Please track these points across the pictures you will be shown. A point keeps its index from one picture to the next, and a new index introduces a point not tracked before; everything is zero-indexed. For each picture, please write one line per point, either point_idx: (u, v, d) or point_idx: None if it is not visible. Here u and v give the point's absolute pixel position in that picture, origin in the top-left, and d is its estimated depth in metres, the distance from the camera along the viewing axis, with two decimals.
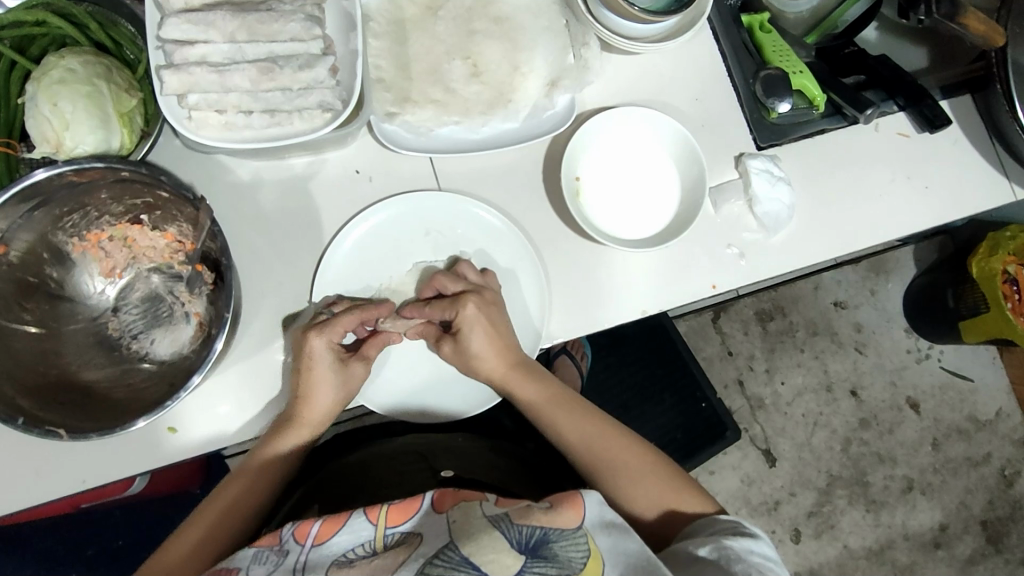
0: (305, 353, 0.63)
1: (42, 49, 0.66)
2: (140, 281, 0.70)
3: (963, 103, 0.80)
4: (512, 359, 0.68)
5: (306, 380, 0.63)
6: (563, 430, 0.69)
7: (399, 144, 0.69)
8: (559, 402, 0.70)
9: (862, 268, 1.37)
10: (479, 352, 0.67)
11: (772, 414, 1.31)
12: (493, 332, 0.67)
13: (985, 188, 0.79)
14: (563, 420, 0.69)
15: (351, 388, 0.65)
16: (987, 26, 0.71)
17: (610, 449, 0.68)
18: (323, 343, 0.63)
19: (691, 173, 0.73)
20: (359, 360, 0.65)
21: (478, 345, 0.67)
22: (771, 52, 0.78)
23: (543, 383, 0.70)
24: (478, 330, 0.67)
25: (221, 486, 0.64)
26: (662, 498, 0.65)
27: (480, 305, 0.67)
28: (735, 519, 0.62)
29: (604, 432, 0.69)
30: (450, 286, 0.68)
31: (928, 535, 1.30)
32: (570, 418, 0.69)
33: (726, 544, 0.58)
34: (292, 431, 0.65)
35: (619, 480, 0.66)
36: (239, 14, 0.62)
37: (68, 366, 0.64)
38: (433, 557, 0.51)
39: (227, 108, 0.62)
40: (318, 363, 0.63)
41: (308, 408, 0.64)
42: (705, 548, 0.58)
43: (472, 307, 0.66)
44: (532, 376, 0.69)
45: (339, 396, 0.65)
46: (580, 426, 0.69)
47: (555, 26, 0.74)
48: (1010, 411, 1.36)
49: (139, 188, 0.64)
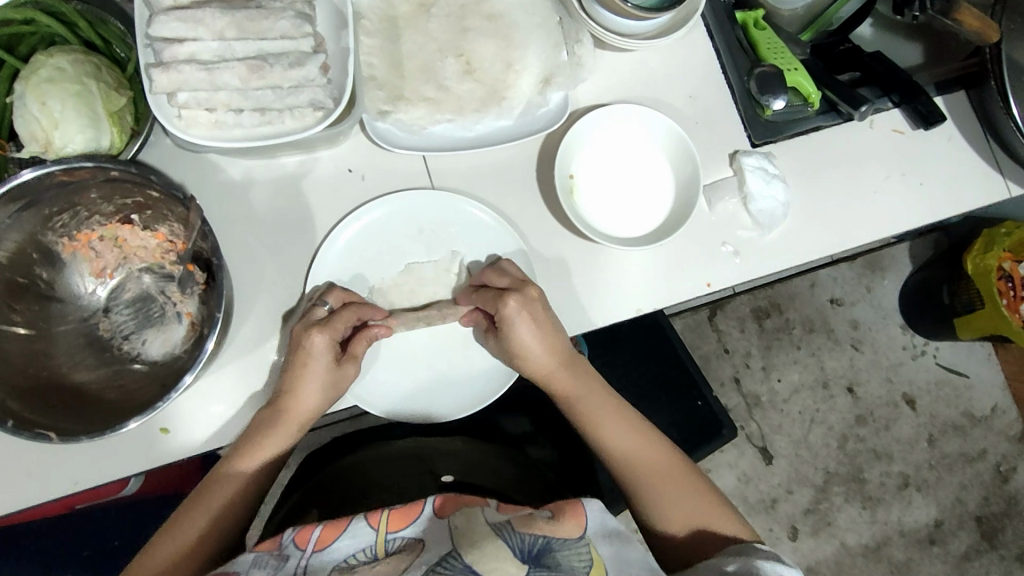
0: (302, 348, 0.62)
1: (31, 47, 0.65)
2: (131, 282, 0.69)
3: (957, 99, 0.79)
4: (561, 359, 0.68)
5: (297, 376, 0.62)
6: (606, 436, 0.67)
7: (392, 143, 0.69)
8: (603, 407, 0.68)
9: (858, 265, 1.36)
10: (527, 349, 0.66)
11: (768, 412, 1.31)
12: (538, 333, 0.66)
13: (980, 184, 0.78)
14: (607, 426, 0.67)
15: (340, 389, 0.64)
16: (982, 21, 0.70)
17: (651, 461, 0.66)
18: (324, 340, 0.62)
19: (685, 171, 0.73)
20: (351, 359, 0.64)
21: (523, 343, 0.65)
22: (766, 49, 0.77)
23: (587, 379, 0.69)
24: (516, 334, 0.65)
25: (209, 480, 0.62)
26: (697, 516, 0.64)
27: (523, 304, 0.65)
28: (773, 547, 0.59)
29: (645, 442, 0.67)
30: (498, 283, 0.67)
31: (923, 532, 1.31)
32: (612, 424, 0.67)
33: (757, 562, 0.56)
34: (277, 428, 0.63)
35: (659, 495, 0.64)
36: (229, 12, 0.61)
37: (58, 368, 0.63)
38: (435, 564, 0.50)
39: (217, 106, 0.61)
40: (312, 361, 0.62)
41: (295, 402, 0.63)
42: (733, 564, 0.57)
43: (513, 307, 0.64)
44: (579, 377, 0.69)
45: (326, 397, 0.64)
46: (623, 435, 0.67)
47: (548, 23, 0.74)
48: (1005, 407, 1.36)
49: (129, 187, 0.63)
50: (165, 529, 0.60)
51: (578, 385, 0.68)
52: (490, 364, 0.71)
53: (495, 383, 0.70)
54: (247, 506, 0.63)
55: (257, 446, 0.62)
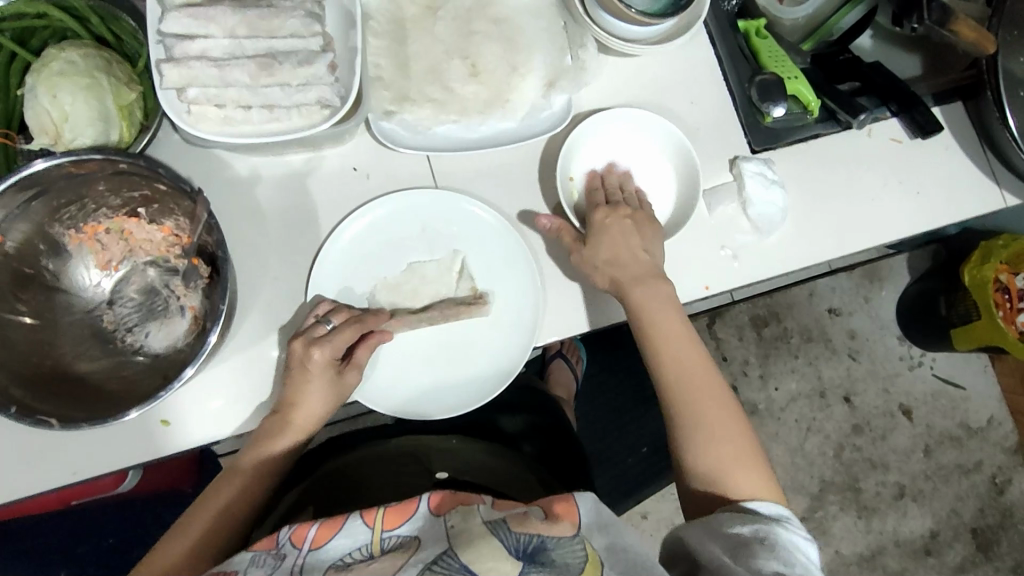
0: (305, 363, 0.63)
1: (43, 41, 0.66)
2: (136, 275, 0.70)
3: (953, 110, 0.81)
4: (654, 283, 0.67)
5: (299, 388, 0.63)
6: (682, 372, 0.64)
7: (397, 143, 0.70)
8: (687, 350, 0.66)
9: (856, 275, 1.37)
10: (615, 253, 0.67)
11: (765, 420, 1.31)
12: (633, 237, 0.68)
13: (976, 194, 0.79)
14: (687, 366, 0.65)
15: (343, 397, 0.66)
16: (977, 32, 0.71)
17: (714, 406, 0.63)
18: (324, 357, 0.63)
19: (683, 177, 0.74)
20: (353, 367, 0.65)
21: (613, 245, 0.68)
22: (767, 57, 0.78)
23: (675, 312, 0.67)
24: (607, 236, 0.68)
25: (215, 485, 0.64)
26: (723, 468, 0.60)
27: (613, 220, 0.69)
28: (789, 513, 0.58)
29: (709, 387, 0.64)
30: (614, 194, 0.72)
31: (919, 542, 1.31)
32: (689, 359, 0.65)
33: (772, 529, 0.55)
34: (280, 438, 0.64)
35: (705, 438, 0.61)
36: (240, 10, 0.62)
37: (62, 357, 0.64)
38: (431, 563, 0.51)
39: (227, 102, 0.62)
40: (313, 372, 0.63)
41: (299, 411, 0.64)
42: (747, 525, 0.55)
43: (620, 214, 0.69)
44: (668, 308, 0.67)
45: (330, 406, 0.65)
46: (697, 377, 0.64)
47: (553, 28, 0.75)
48: (1001, 419, 1.37)
49: (137, 180, 0.64)
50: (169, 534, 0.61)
51: (669, 317, 0.66)
52: (490, 365, 0.70)
53: (492, 382, 0.70)
54: (250, 513, 0.64)
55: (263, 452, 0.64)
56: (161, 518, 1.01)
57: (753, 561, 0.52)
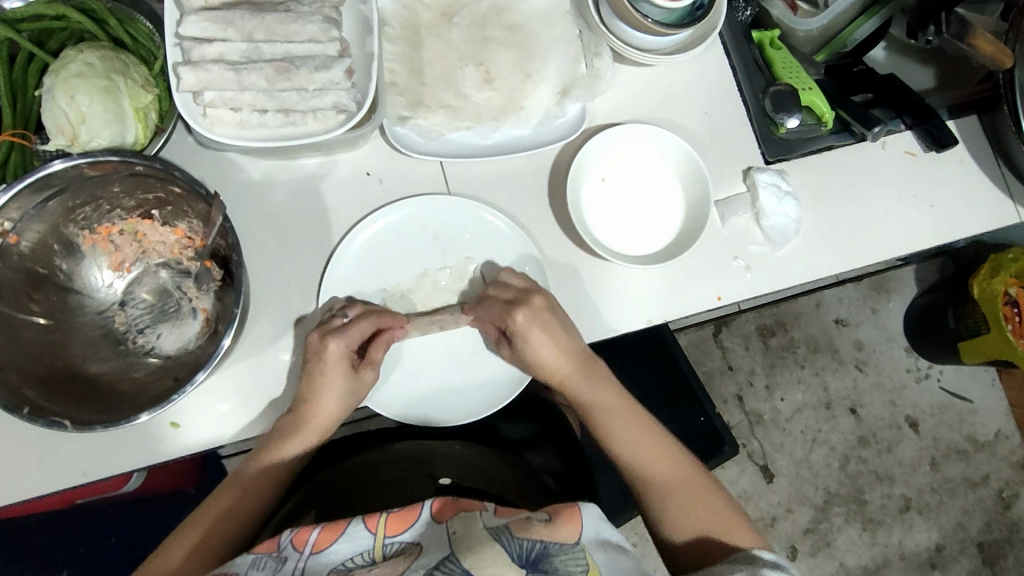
0: (319, 356, 0.63)
1: (61, 42, 0.66)
2: (148, 276, 0.70)
3: (969, 123, 0.81)
4: (586, 361, 0.68)
5: (317, 389, 0.63)
6: (651, 468, 0.65)
7: (411, 147, 0.70)
8: (648, 447, 0.66)
9: (864, 286, 1.37)
10: (544, 355, 0.66)
11: (771, 430, 1.31)
12: (556, 328, 0.66)
13: (990, 208, 0.79)
14: (646, 460, 0.65)
15: (358, 396, 0.66)
16: (995, 48, 0.71)
17: (675, 481, 0.64)
18: (340, 348, 0.63)
19: (695, 191, 0.73)
20: (369, 366, 0.65)
21: (540, 348, 0.66)
22: (781, 68, 0.78)
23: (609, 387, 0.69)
24: (531, 341, 0.65)
25: (228, 484, 0.64)
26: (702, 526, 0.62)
27: (530, 316, 0.65)
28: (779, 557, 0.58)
29: (671, 469, 0.65)
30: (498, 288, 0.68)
31: (924, 556, 1.30)
32: (649, 449, 0.66)
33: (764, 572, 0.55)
34: (295, 436, 0.64)
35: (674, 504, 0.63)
36: (258, 15, 0.63)
37: (74, 358, 0.64)
38: (433, 568, 0.50)
39: (242, 106, 0.63)
40: (330, 369, 0.63)
41: (315, 411, 0.64)
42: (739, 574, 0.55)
43: (535, 308, 0.65)
44: (606, 384, 0.69)
45: (345, 407, 0.65)
46: (643, 446, 0.66)
47: (567, 36, 0.75)
48: (1009, 432, 1.36)
49: (152, 182, 0.64)
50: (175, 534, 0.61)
51: (606, 391, 0.68)
52: (503, 370, 0.71)
53: (510, 386, 0.71)
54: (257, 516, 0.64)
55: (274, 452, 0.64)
56: (165, 521, 0.98)
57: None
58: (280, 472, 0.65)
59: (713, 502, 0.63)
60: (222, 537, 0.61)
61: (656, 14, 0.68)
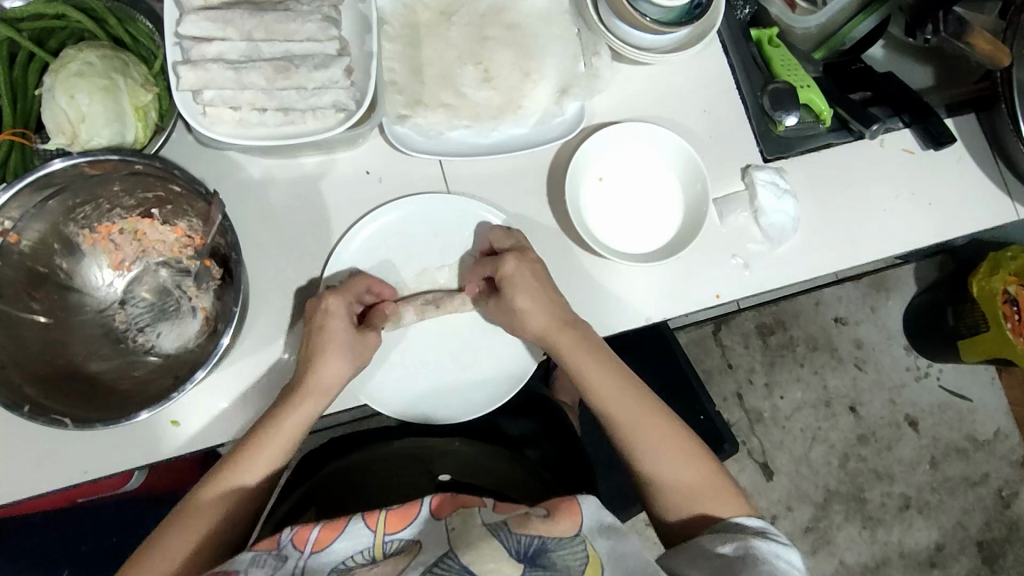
0: (319, 312, 0.63)
1: (61, 41, 0.67)
2: (148, 275, 0.70)
3: (967, 122, 0.81)
4: (573, 323, 0.67)
5: (318, 351, 0.62)
6: (637, 429, 0.65)
7: (410, 146, 0.70)
8: (633, 409, 0.65)
9: (864, 285, 1.37)
10: (529, 311, 0.66)
11: (770, 428, 1.31)
12: (547, 281, 0.67)
13: (988, 207, 0.79)
14: (635, 420, 0.65)
15: (363, 357, 0.65)
16: (993, 45, 0.71)
17: (667, 449, 0.64)
18: (340, 302, 0.64)
19: (693, 190, 0.74)
20: (371, 329, 0.66)
21: (526, 304, 0.65)
22: (779, 65, 0.78)
23: (597, 350, 0.67)
24: (522, 286, 0.65)
25: (222, 471, 0.60)
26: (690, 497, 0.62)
27: (520, 263, 0.66)
28: (767, 522, 0.61)
29: (664, 437, 0.64)
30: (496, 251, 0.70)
31: (923, 554, 1.30)
32: (641, 416, 0.65)
33: (752, 543, 0.57)
34: (297, 402, 0.62)
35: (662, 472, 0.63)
36: (257, 14, 0.63)
37: (74, 356, 0.64)
38: (433, 565, 0.50)
39: (241, 105, 0.63)
40: (331, 320, 0.63)
41: (316, 374, 0.62)
42: (729, 544, 0.57)
43: (530, 258, 0.67)
44: (595, 346, 0.67)
45: (350, 368, 0.64)
46: (636, 414, 0.65)
47: (566, 35, 0.75)
48: (1009, 431, 1.36)
49: (152, 181, 0.64)
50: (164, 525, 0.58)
51: (596, 354, 0.66)
52: (502, 368, 0.72)
53: (508, 384, 0.71)
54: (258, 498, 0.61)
55: (274, 428, 0.61)
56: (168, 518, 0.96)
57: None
58: (282, 444, 0.61)
59: (704, 472, 0.63)
60: (220, 530, 0.58)
61: (653, 14, 0.69)
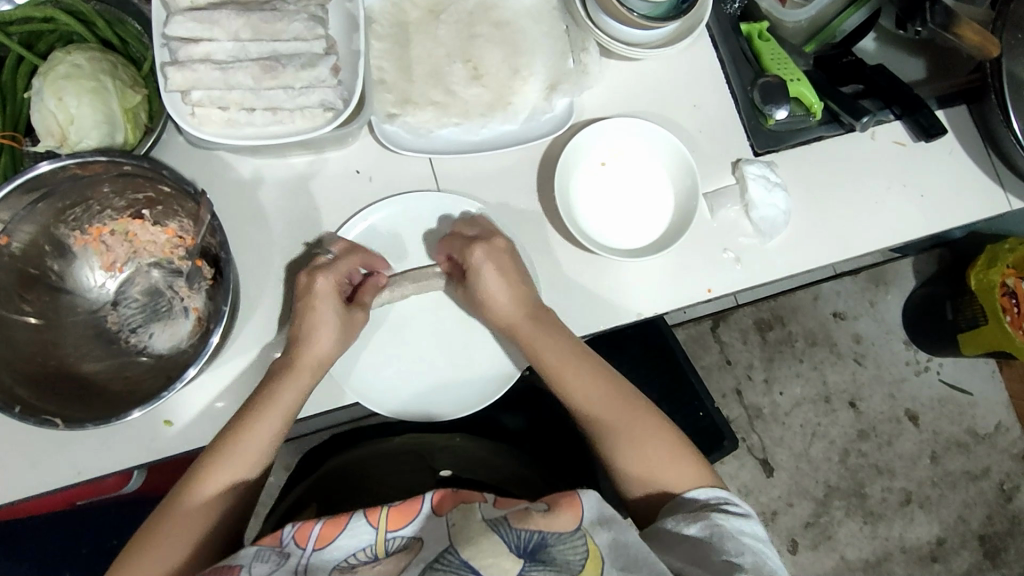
0: (309, 292, 0.64)
1: (50, 45, 0.67)
2: (140, 276, 0.70)
3: (958, 114, 0.80)
4: (537, 310, 0.67)
5: (308, 331, 0.63)
6: (609, 409, 0.65)
7: (400, 145, 0.70)
8: (616, 406, 0.65)
9: (863, 279, 1.37)
10: (494, 298, 0.66)
11: (770, 424, 1.31)
12: (510, 266, 0.67)
13: (980, 198, 0.79)
14: (602, 406, 0.65)
15: (352, 335, 0.66)
16: (982, 36, 0.71)
17: (633, 430, 0.64)
18: (328, 283, 0.64)
19: (684, 184, 0.73)
20: (359, 306, 0.66)
21: (492, 291, 0.66)
22: (770, 60, 0.79)
23: (563, 336, 0.67)
24: (486, 272, 0.66)
25: (204, 468, 0.59)
26: (664, 475, 0.62)
27: (489, 252, 0.66)
28: (727, 494, 0.61)
29: (634, 418, 0.65)
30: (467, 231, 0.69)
31: (925, 549, 1.30)
32: (608, 401, 0.65)
33: (716, 520, 0.58)
34: (286, 382, 0.62)
35: (627, 451, 0.63)
36: (244, 14, 0.63)
37: (66, 357, 0.64)
38: (433, 561, 0.51)
39: (229, 105, 0.63)
40: (320, 301, 0.64)
41: (308, 351, 0.63)
42: (694, 526, 0.58)
43: (496, 246, 0.67)
44: (559, 332, 0.67)
45: (338, 344, 0.65)
46: (609, 403, 0.65)
47: (555, 32, 0.75)
48: (1009, 424, 1.36)
49: (141, 182, 0.65)
50: (149, 526, 0.57)
51: (559, 341, 0.66)
52: (496, 363, 0.72)
53: (496, 384, 0.71)
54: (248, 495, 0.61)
55: (257, 423, 0.61)
56: None
57: (710, 560, 0.55)
58: (282, 420, 0.62)
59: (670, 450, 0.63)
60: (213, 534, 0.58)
61: (642, 8, 0.69)
